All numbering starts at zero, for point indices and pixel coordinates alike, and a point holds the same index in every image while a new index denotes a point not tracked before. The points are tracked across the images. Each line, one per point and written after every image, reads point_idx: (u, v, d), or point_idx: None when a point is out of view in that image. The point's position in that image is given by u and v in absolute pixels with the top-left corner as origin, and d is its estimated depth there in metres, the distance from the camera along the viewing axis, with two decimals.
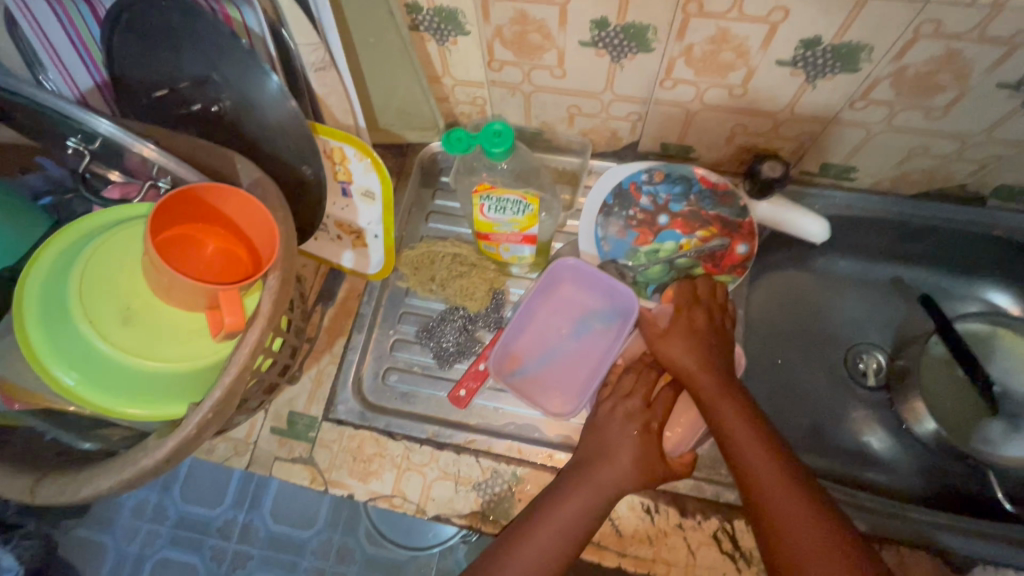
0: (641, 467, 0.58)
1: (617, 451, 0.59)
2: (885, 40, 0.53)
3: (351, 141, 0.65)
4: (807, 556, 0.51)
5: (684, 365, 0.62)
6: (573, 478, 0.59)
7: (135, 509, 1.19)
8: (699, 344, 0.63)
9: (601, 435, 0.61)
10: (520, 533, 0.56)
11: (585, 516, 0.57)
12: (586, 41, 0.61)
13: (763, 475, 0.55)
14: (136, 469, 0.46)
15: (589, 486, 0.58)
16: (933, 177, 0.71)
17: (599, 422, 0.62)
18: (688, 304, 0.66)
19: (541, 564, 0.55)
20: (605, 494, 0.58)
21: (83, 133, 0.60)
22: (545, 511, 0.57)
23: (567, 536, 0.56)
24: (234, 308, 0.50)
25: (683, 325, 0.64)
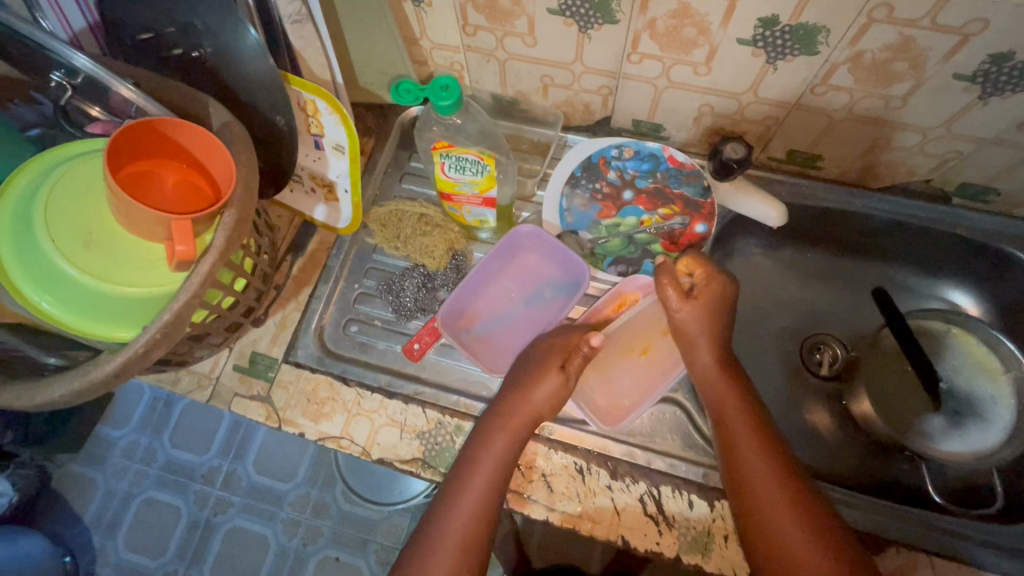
0: (549, 402, 0.63)
1: (528, 391, 0.63)
2: (840, 23, 0.53)
3: (320, 94, 0.66)
4: (769, 503, 0.57)
5: (695, 333, 0.66)
6: (491, 426, 0.63)
7: (125, 451, 1.41)
8: (715, 318, 0.66)
9: (523, 374, 0.66)
10: (451, 489, 0.60)
11: (507, 454, 0.61)
12: (554, 9, 0.61)
13: (755, 458, 0.60)
14: (87, 379, 0.50)
15: (507, 426, 0.62)
16: (897, 171, 0.72)
17: (520, 369, 0.66)
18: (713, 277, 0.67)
19: (479, 507, 0.59)
20: (519, 433, 0.62)
21: (66, 69, 0.62)
22: (470, 463, 0.61)
23: (497, 476, 0.60)
24: (186, 236, 0.52)
25: (708, 296, 0.66)
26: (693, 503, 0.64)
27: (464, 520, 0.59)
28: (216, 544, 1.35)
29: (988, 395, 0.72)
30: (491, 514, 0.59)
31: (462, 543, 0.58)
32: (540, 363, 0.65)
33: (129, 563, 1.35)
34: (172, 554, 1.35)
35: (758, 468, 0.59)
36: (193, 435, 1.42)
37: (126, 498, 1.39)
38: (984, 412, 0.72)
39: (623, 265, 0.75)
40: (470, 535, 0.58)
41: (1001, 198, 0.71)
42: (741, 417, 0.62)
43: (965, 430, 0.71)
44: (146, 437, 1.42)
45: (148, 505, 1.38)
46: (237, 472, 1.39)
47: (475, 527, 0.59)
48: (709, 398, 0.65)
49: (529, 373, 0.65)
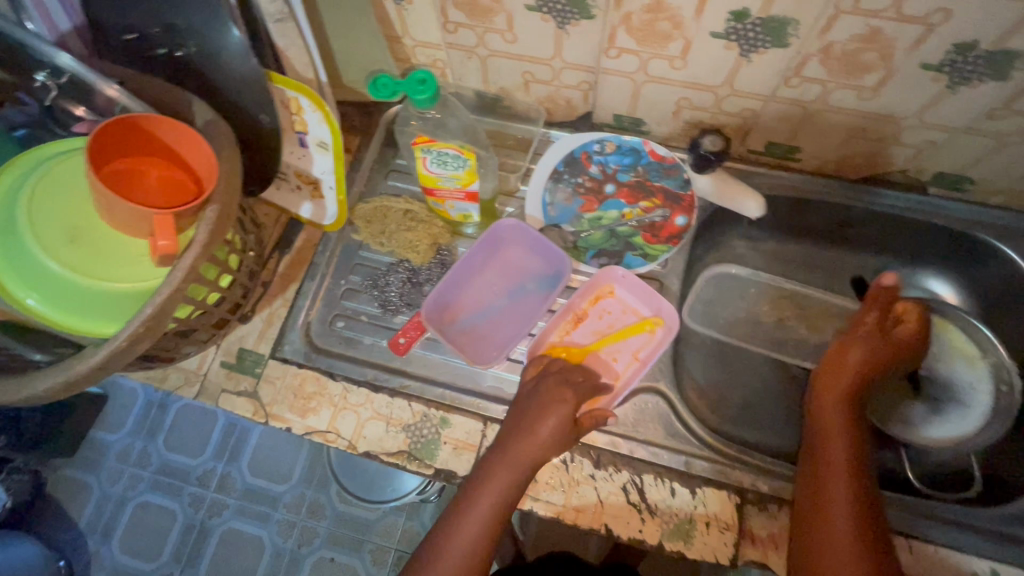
0: (551, 439, 0.62)
1: (530, 431, 0.62)
2: (808, 15, 0.54)
3: (304, 91, 0.68)
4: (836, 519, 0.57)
5: (849, 362, 0.69)
6: (492, 461, 0.62)
7: (119, 454, 1.41)
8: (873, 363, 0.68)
9: (524, 412, 0.64)
10: (445, 525, 0.60)
11: (507, 491, 0.60)
12: (532, 6, 0.62)
13: (839, 496, 0.58)
14: (71, 372, 0.50)
15: (508, 462, 0.61)
16: (874, 162, 0.73)
17: (526, 402, 0.65)
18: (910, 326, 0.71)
19: (474, 541, 0.59)
20: (523, 473, 0.61)
21: (51, 69, 0.63)
22: (468, 502, 0.60)
23: (495, 512, 0.60)
24: (169, 232, 0.53)
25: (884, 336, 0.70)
26: (675, 491, 0.65)
27: (461, 551, 0.59)
28: (212, 547, 1.35)
29: (966, 381, 0.73)
30: (484, 552, 0.60)
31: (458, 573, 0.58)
32: (546, 400, 0.64)
33: (124, 566, 1.35)
34: (168, 557, 1.35)
35: (836, 502, 0.58)
36: (186, 437, 1.42)
37: (120, 502, 1.39)
38: (963, 398, 0.72)
39: (605, 257, 0.76)
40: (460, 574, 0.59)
41: (975, 186, 0.72)
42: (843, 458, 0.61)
43: (943, 415, 0.73)
44: (141, 441, 1.42)
45: (142, 508, 1.38)
46: (232, 474, 1.39)
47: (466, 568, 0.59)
48: (815, 438, 0.64)
49: (535, 409, 0.64)
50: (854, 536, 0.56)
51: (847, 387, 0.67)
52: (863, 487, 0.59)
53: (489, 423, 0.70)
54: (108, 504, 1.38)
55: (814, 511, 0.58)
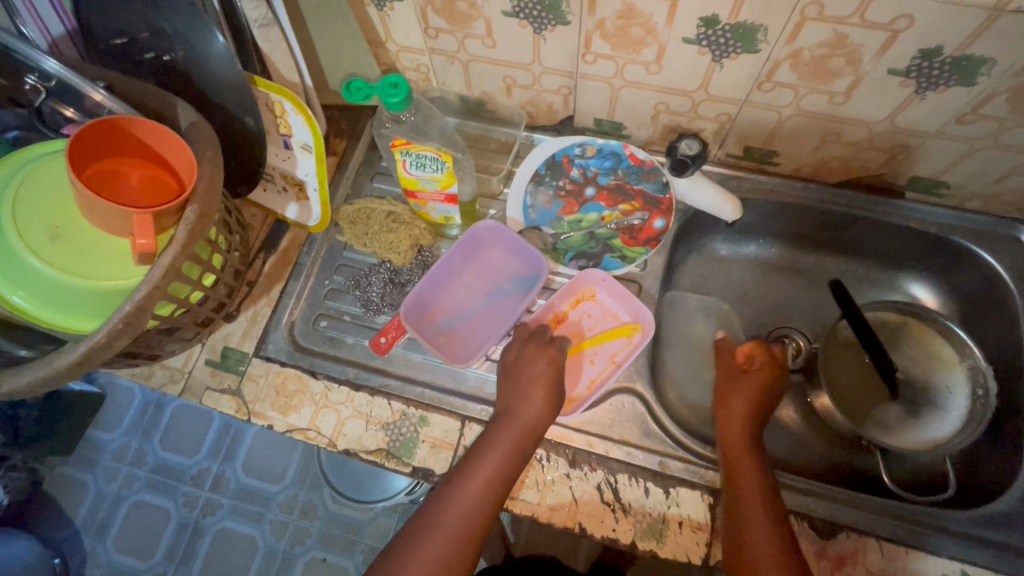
0: (550, 400, 0.66)
1: (532, 393, 0.66)
2: (776, 21, 0.55)
3: (287, 95, 0.69)
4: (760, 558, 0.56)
5: (732, 405, 0.70)
6: (497, 428, 0.64)
7: (114, 453, 1.43)
8: (756, 397, 0.70)
9: (515, 378, 0.67)
10: (453, 486, 0.60)
11: (514, 454, 0.62)
12: (508, 12, 0.64)
13: (761, 539, 0.57)
14: (49, 367, 0.51)
15: (514, 427, 0.63)
16: (850, 166, 0.74)
17: (513, 371, 0.68)
18: (767, 363, 0.73)
19: (478, 504, 0.59)
20: (525, 438, 0.63)
21: (39, 72, 0.65)
22: (475, 463, 0.61)
23: (502, 474, 0.61)
24: (148, 231, 0.54)
25: (755, 375, 0.72)
26: (649, 490, 0.65)
27: (465, 512, 0.59)
28: (205, 546, 1.36)
29: (944, 385, 0.73)
30: (489, 513, 0.59)
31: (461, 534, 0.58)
32: (531, 359, 0.68)
33: (117, 565, 1.36)
34: (161, 556, 1.36)
35: (761, 546, 0.57)
36: (180, 436, 1.44)
37: (115, 501, 1.40)
38: (941, 402, 0.73)
39: (584, 259, 0.77)
40: (465, 530, 0.58)
41: (951, 190, 0.73)
42: (756, 496, 0.60)
43: (919, 417, 0.73)
44: (137, 440, 1.44)
45: (136, 506, 1.40)
46: (226, 474, 1.40)
47: (471, 528, 0.58)
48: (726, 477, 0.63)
49: (526, 376, 0.67)
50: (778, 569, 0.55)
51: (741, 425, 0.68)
52: (779, 524, 0.58)
53: (467, 422, 0.70)
54: (102, 502, 1.40)
55: (743, 557, 0.57)
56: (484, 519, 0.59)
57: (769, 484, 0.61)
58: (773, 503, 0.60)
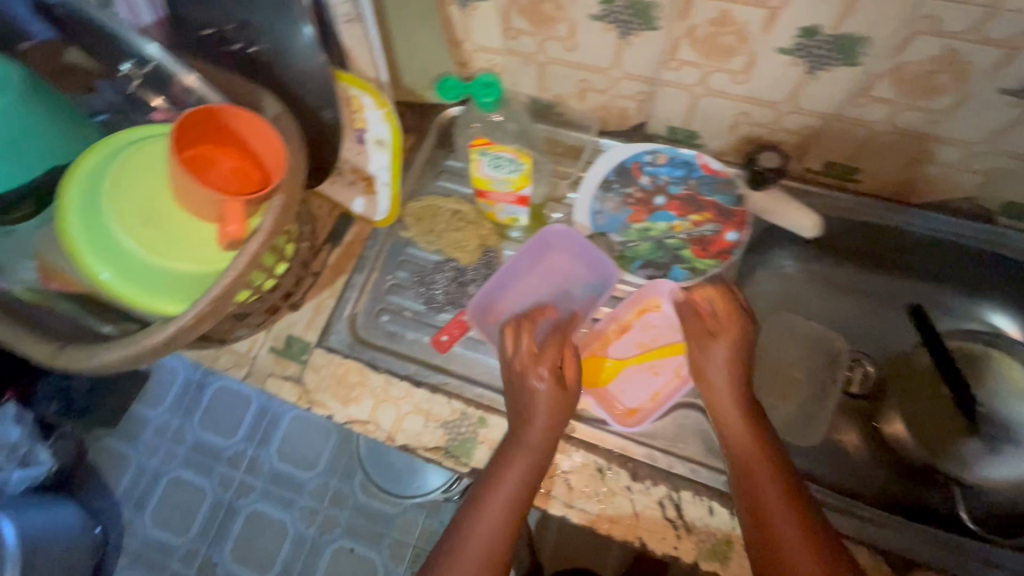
0: (555, 421, 0.63)
1: (533, 413, 0.63)
2: (882, 33, 0.53)
3: (369, 90, 0.71)
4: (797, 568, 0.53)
5: (716, 374, 0.64)
6: (506, 452, 0.62)
7: (156, 430, 1.47)
8: (735, 361, 0.64)
9: (518, 399, 0.64)
10: (471, 512, 0.60)
11: (526, 479, 0.60)
12: (595, 15, 0.63)
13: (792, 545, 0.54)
14: (140, 346, 0.53)
15: (522, 451, 0.61)
16: (939, 186, 0.71)
17: (514, 391, 0.65)
18: (737, 315, 0.67)
19: (495, 533, 0.58)
20: (535, 463, 0.61)
21: (137, 58, 0.67)
22: (491, 488, 0.60)
23: (517, 499, 0.60)
24: (237, 219, 0.56)
25: (728, 335, 0.66)
26: (713, 510, 0.64)
27: (483, 541, 0.58)
28: (237, 527, 1.39)
29: None
30: (509, 540, 0.59)
31: (482, 565, 0.57)
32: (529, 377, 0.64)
33: (154, 538, 1.39)
34: (195, 532, 1.39)
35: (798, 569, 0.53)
36: (220, 417, 1.47)
37: (155, 475, 1.44)
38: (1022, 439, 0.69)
39: (652, 268, 0.76)
40: (486, 560, 0.57)
41: None
42: (779, 511, 0.56)
43: (999, 454, 0.69)
44: (178, 419, 1.48)
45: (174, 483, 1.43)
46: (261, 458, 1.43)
47: (495, 551, 0.58)
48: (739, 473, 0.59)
49: (525, 397, 0.64)
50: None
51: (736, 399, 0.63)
52: (809, 524, 0.55)
53: None
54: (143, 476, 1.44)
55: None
56: (505, 546, 0.58)
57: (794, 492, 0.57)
58: (804, 515, 0.56)
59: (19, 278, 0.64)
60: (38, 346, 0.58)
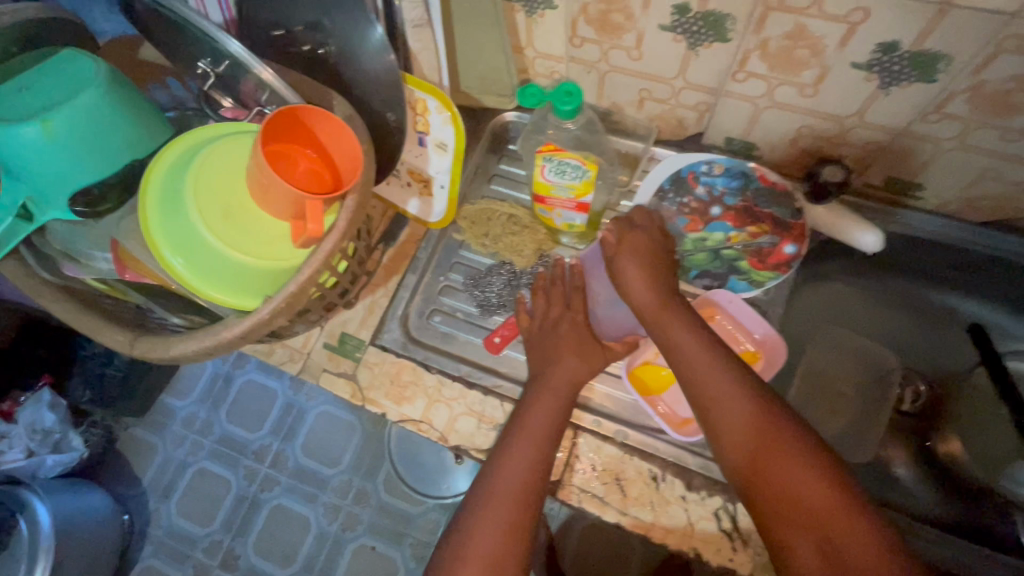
0: (585, 360, 0.67)
1: (557, 355, 0.67)
2: (964, 51, 0.53)
3: (435, 94, 0.71)
4: (743, 439, 0.54)
5: (631, 285, 0.66)
6: (533, 393, 0.64)
7: (184, 420, 1.39)
8: (641, 272, 0.66)
9: (543, 350, 0.68)
10: (500, 452, 0.59)
11: (556, 413, 0.62)
12: (666, 26, 0.64)
13: (734, 418, 0.55)
14: (219, 338, 0.55)
15: (547, 389, 0.64)
16: (1004, 206, 0.70)
17: (539, 341, 0.69)
18: (635, 237, 0.69)
19: (529, 464, 0.58)
20: (566, 398, 0.64)
21: (214, 55, 0.67)
22: (519, 427, 0.61)
23: (548, 430, 0.61)
24: (317, 217, 0.57)
25: (632, 256, 0.67)
26: None
27: (519, 470, 0.57)
28: (260, 522, 1.31)
29: None
30: (543, 472, 0.58)
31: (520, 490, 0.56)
32: (554, 328, 0.69)
33: (179, 528, 1.31)
34: (218, 525, 1.31)
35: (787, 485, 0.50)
36: (246, 411, 1.38)
37: (181, 466, 1.36)
38: None
39: (708, 278, 0.75)
40: (524, 488, 0.56)
41: None
42: (715, 389, 0.57)
43: None
44: (205, 410, 1.39)
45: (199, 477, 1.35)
46: (285, 453, 1.34)
47: (529, 481, 0.57)
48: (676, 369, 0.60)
49: (551, 342, 0.68)
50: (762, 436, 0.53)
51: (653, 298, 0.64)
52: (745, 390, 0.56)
53: (579, 432, 0.70)
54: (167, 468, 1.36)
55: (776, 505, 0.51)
56: (541, 476, 0.57)
57: (755, 405, 0.55)
58: (772, 428, 0.53)
59: (97, 269, 0.65)
60: (117, 337, 0.60)
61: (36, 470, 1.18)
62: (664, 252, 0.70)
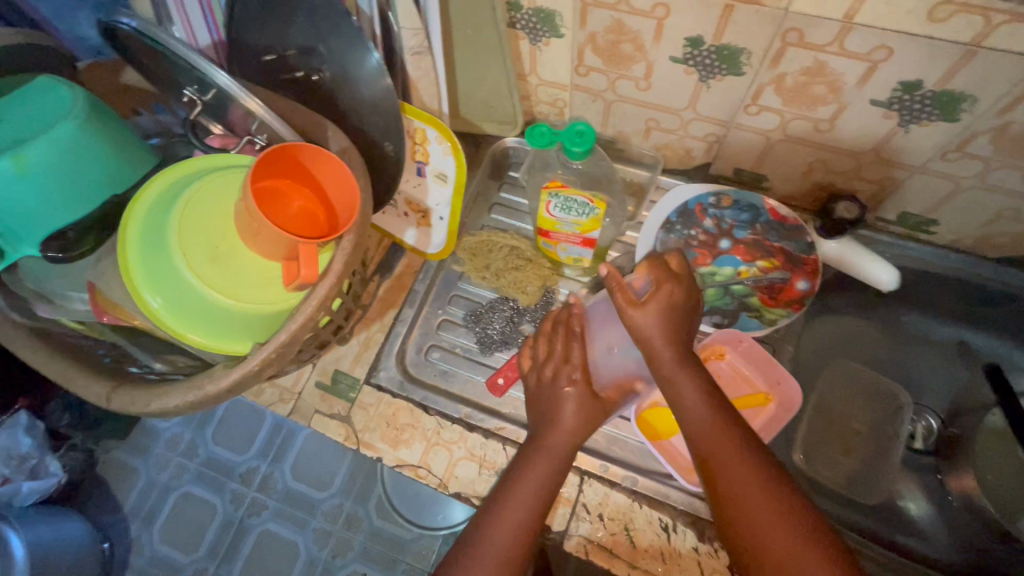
0: (582, 416, 0.60)
1: (560, 412, 0.60)
2: (991, 92, 0.51)
3: (435, 124, 0.68)
4: (753, 520, 0.50)
5: (651, 341, 0.59)
6: (527, 456, 0.58)
7: (169, 442, 1.24)
8: (665, 328, 0.59)
9: (543, 401, 0.62)
10: (488, 514, 0.55)
11: (548, 480, 0.57)
12: (678, 58, 0.61)
13: (748, 497, 0.51)
14: (202, 392, 0.51)
15: (544, 452, 0.58)
16: (1020, 243, 0.68)
17: (538, 394, 0.63)
18: (667, 277, 0.61)
19: (512, 537, 0.54)
20: (562, 460, 0.58)
21: (200, 83, 0.62)
22: (509, 489, 0.56)
23: (537, 498, 0.56)
24: (311, 261, 0.53)
25: (658, 300, 0.59)
26: None
27: (502, 541, 0.53)
28: (246, 550, 1.15)
29: None
30: (525, 545, 0.54)
31: (504, 564, 0.53)
32: (554, 379, 0.62)
33: (161, 555, 1.16)
34: (202, 553, 1.16)
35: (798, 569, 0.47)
36: (233, 433, 1.23)
37: (165, 490, 1.21)
38: None
39: (718, 315, 0.73)
40: (507, 561, 0.53)
41: None
42: (731, 463, 0.53)
43: None
44: (190, 431, 1.23)
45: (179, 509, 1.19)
46: (274, 476, 1.18)
47: (514, 553, 0.53)
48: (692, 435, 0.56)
49: (549, 395, 0.61)
50: (777, 521, 0.49)
51: (673, 357, 0.58)
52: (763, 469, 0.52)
53: (586, 478, 0.66)
54: (148, 495, 1.20)
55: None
56: (523, 547, 0.54)
57: (769, 479, 0.51)
58: (782, 509, 0.50)
59: (72, 310, 0.61)
60: (93, 386, 0.56)
61: (11, 499, 1.04)
62: (689, 311, 0.62)
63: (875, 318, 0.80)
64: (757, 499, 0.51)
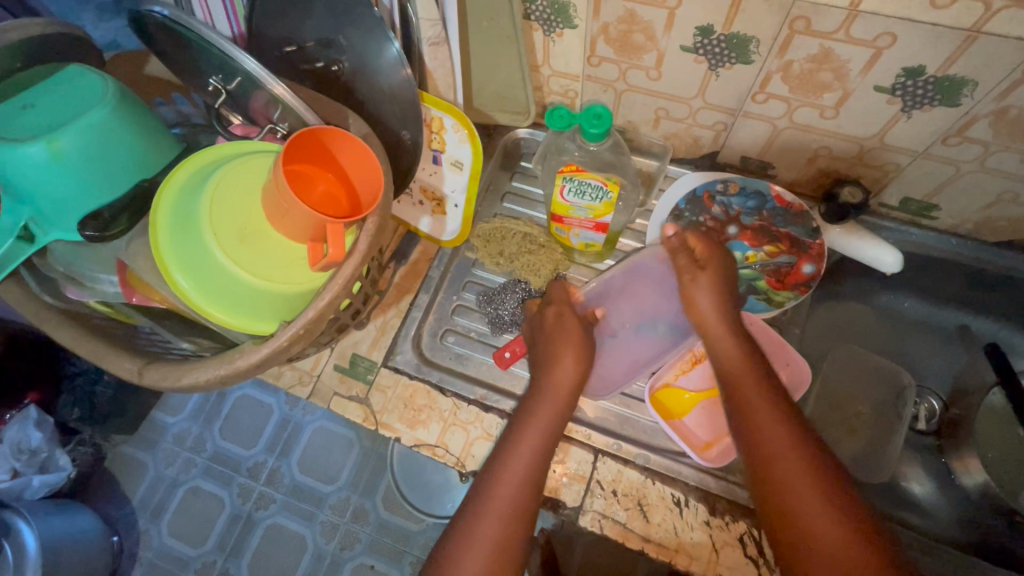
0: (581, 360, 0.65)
1: (561, 355, 0.65)
2: (990, 77, 0.54)
3: (452, 112, 0.70)
4: (779, 464, 0.54)
5: (704, 308, 0.67)
6: (533, 402, 0.62)
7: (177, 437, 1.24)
8: (715, 296, 0.66)
9: (543, 351, 0.66)
10: (496, 465, 0.57)
11: (555, 422, 0.61)
12: (688, 47, 0.63)
13: (776, 443, 0.55)
14: (233, 366, 0.53)
15: (551, 394, 0.63)
16: (1018, 227, 0.70)
17: (540, 342, 0.68)
18: (716, 253, 0.69)
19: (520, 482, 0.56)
20: (566, 401, 0.63)
21: (226, 73, 0.64)
22: (518, 432, 0.60)
23: (543, 440, 0.59)
24: (337, 240, 0.55)
25: (712, 272, 0.68)
26: None
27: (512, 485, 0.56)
28: (255, 541, 1.16)
29: None
30: (532, 487, 0.56)
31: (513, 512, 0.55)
32: (557, 327, 0.67)
33: (170, 549, 1.18)
34: (211, 545, 1.17)
35: (810, 508, 0.51)
36: (241, 426, 1.23)
37: (172, 485, 1.21)
38: None
39: None
40: (516, 505, 0.55)
41: None
42: (765, 414, 0.57)
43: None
44: (198, 426, 1.24)
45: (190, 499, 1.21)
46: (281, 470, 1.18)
47: (523, 498, 0.55)
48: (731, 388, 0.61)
49: (549, 341, 0.66)
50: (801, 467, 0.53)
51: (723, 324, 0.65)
52: (794, 423, 0.56)
53: (600, 456, 0.68)
54: (158, 488, 1.21)
55: (795, 526, 0.51)
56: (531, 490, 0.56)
57: (797, 431, 0.55)
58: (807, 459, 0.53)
59: (102, 292, 0.63)
60: (125, 363, 0.58)
61: (21, 492, 1.05)
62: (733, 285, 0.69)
63: (878, 304, 0.82)
64: (786, 446, 0.54)
